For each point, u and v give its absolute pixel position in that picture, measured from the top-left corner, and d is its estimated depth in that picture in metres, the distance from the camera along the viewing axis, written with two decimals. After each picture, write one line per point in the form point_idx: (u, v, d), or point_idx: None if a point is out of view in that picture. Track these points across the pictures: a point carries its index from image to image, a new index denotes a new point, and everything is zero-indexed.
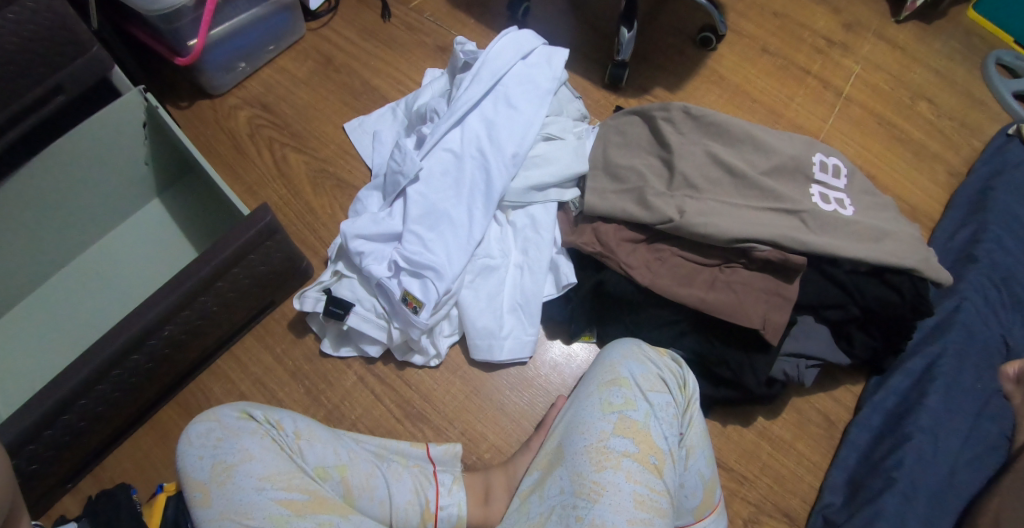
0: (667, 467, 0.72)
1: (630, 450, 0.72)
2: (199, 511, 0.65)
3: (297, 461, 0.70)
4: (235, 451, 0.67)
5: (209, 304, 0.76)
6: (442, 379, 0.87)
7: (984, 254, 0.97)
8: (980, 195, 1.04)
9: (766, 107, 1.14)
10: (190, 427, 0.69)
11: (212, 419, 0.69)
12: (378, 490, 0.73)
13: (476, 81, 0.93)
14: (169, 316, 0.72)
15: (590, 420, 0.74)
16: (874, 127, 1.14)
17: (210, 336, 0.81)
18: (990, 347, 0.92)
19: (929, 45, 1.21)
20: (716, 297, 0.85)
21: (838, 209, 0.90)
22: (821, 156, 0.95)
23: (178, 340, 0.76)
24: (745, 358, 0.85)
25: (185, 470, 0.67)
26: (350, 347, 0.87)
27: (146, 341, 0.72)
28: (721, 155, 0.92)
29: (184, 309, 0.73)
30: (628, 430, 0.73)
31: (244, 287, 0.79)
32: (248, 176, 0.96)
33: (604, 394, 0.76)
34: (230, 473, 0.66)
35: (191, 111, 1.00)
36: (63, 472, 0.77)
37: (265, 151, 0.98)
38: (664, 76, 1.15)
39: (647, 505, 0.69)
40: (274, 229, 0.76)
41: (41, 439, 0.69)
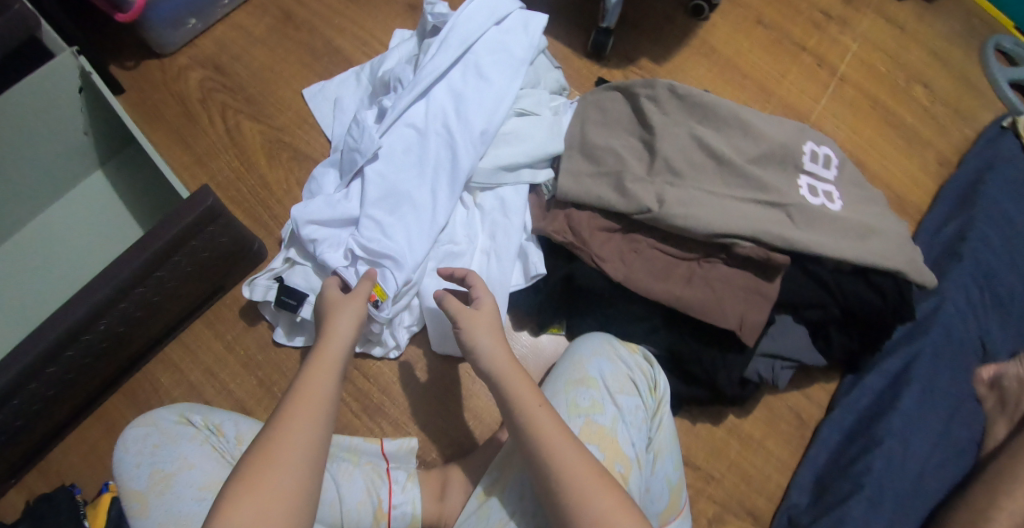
0: (633, 474, 0.69)
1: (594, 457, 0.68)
2: (137, 523, 0.61)
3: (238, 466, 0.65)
4: (172, 458, 0.63)
5: (148, 294, 0.70)
6: (403, 371, 0.83)
7: (969, 252, 0.94)
8: (969, 189, 1.01)
9: (757, 85, 1.08)
10: (126, 431, 0.65)
11: (150, 423, 0.65)
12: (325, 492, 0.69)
13: (444, 47, 0.86)
14: (103, 310, 0.66)
15: None
16: (867, 111, 1.08)
17: (153, 324, 0.76)
18: (967, 349, 0.90)
19: (929, 24, 1.15)
20: (692, 295, 0.81)
21: (825, 203, 0.86)
22: (812, 144, 0.90)
23: (117, 332, 0.71)
24: (720, 358, 0.82)
25: (120, 477, 0.63)
26: (305, 337, 0.81)
27: (79, 337, 0.66)
28: (707, 140, 0.87)
29: (121, 301, 0.68)
30: (593, 436, 0.69)
31: (188, 275, 0.73)
32: (199, 146, 0.89)
33: (571, 396, 0.72)
34: (169, 483, 0.62)
35: (136, 71, 0.92)
36: (0, 470, 0.72)
37: (218, 118, 0.90)
38: (651, 46, 1.08)
39: None
40: (218, 211, 0.70)
41: None
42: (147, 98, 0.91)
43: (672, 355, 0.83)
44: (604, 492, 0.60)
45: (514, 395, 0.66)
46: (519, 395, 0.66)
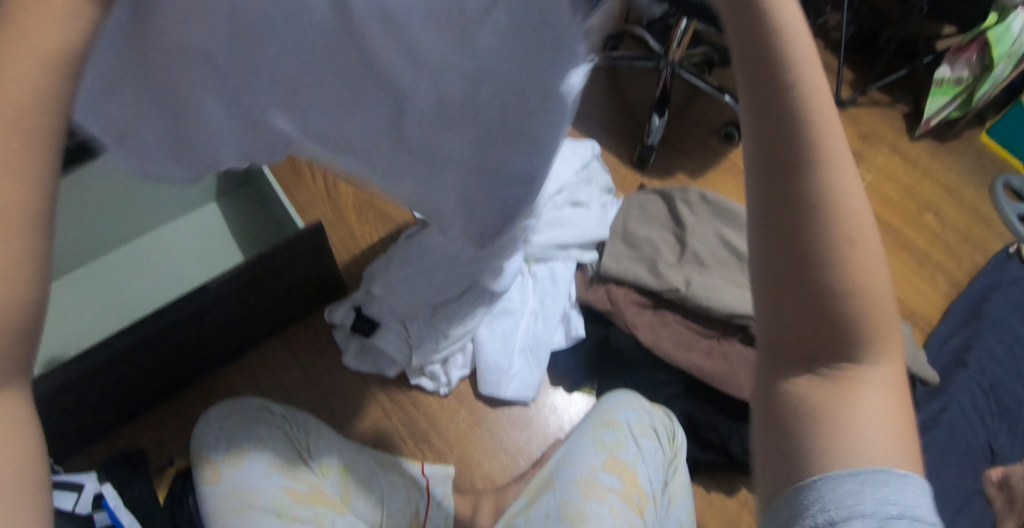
0: (648, 508, 0.78)
1: (615, 487, 0.77)
2: (209, 488, 0.70)
3: (303, 455, 0.76)
4: (250, 435, 0.74)
5: (251, 300, 0.83)
6: (449, 407, 0.93)
7: (974, 360, 1.02)
8: (977, 305, 1.10)
9: None
10: (212, 409, 0.76)
11: (233, 406, 0.76)
12: (373, 494, 0.77)
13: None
14: (214, 305, 0.79)
15: (581, 455, 0.80)
16: (882, 228, 1.20)
17: (243, 330, 0.89)
18: (974, 451, 0.96)
19: (941, 162, 1.30)
20: (711, 365, 0.91)
21: None
22: None
23: (215, 327, 0.83)
24: (733, 427, 0.90)
25: (199, 447, 0.73)
26: (369, 365, 0.94)
27: (189, 324, 0.79)
28: (731, 238, 1.00)
29: (229, 301, 0.80)
30: (616, 469, 0.79)
31: (282, 291, 0.87)
32: (300, 197, 1.07)
33: (598, 434, 0.82)
34: (242, 455, 0.72)
35: None
36: (83, 434, 0.84)
37: (319, 177, 1.09)
38: (688, 161, 1.25)
39: None
40: (321, 244, 0.84)
41: (75, 394, 0.75)
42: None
43: (691, 419, 0.92)
44: (870, 242, 0.41)
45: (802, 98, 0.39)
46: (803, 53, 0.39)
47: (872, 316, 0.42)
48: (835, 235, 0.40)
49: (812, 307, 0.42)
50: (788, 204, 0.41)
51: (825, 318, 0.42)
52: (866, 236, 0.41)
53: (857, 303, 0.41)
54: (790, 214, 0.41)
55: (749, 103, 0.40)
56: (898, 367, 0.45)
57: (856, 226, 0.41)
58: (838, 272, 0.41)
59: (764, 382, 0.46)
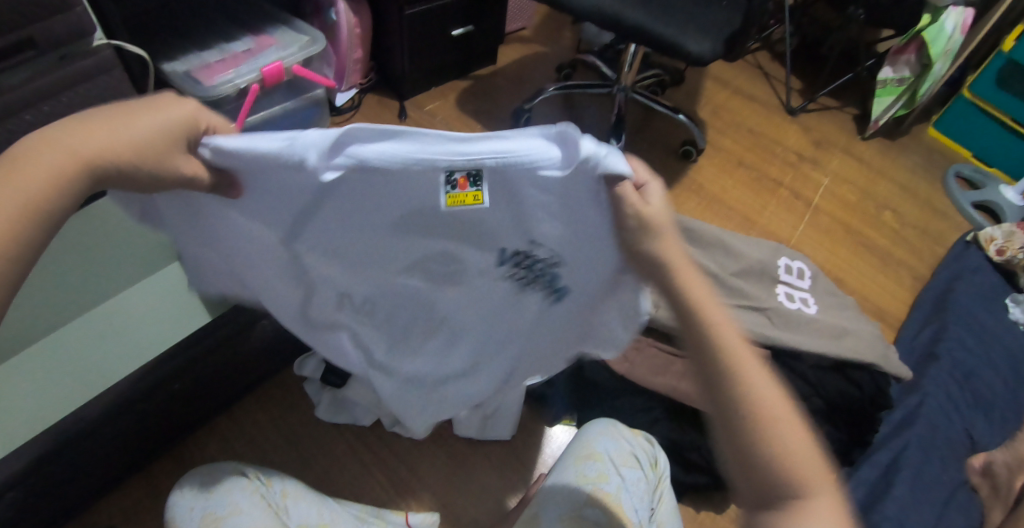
0: None
1: (600, 520, 0.78)
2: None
3: (280, 518, 0.74)
4: (225, 503, 0.72)
5: (222, 363, 0.84)
6: (428, 453, 0.92)
7: (945, 351, 1.03)
8: (942, 296, 1.11)
9: (742, 209, 1.24)
10: (183, 480, 0.74)
11: (206, 474, 0.74)
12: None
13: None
14: (183, 370, 0.79)
15: (564, 490, 0.81)
16: (843, 228, 1.22)
17: (215, 394, 0.88)
18: (954, 443, 0.97)
19: (893, 159, 1.33)
20: (686, 387, 0.93)
21: (802, 307, 0.99)
22: (786, 259, 1.04)
23: (186, 390, 0.82)
24: (715, 446, 0.91)
25: (175, 521, 0.71)
26: (344, 416, 0.94)
27: (159, 390, 0.78)
28: (694, 258, 1.02)
29: (198, 364, 0.81)
30: (601, 502, 0.79)
31: (253, 351, 0.87)
32: None
33: (580, 467, 0.82)
34: (217, 525, 0.70)
35: None
36: (51, 517, 0.80)
37: None
38: None
39: None
40: None
41: (44, 473, 0.73)
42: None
43: (674, 444, 0.93)
44: (791, 418, 0.50)
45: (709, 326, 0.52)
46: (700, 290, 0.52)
47: (820, 488, 0.49)
48: (781, 447, 0.49)
49: (762, 479, 0.49)
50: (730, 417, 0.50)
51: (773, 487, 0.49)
52: (788, 422, 0.50)
53: (795, 465, 0.49)
54: (729, 408, 0.50)
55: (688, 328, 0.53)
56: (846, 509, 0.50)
57: (791, 424, 0.50)
58: (782, 447, 0.49)
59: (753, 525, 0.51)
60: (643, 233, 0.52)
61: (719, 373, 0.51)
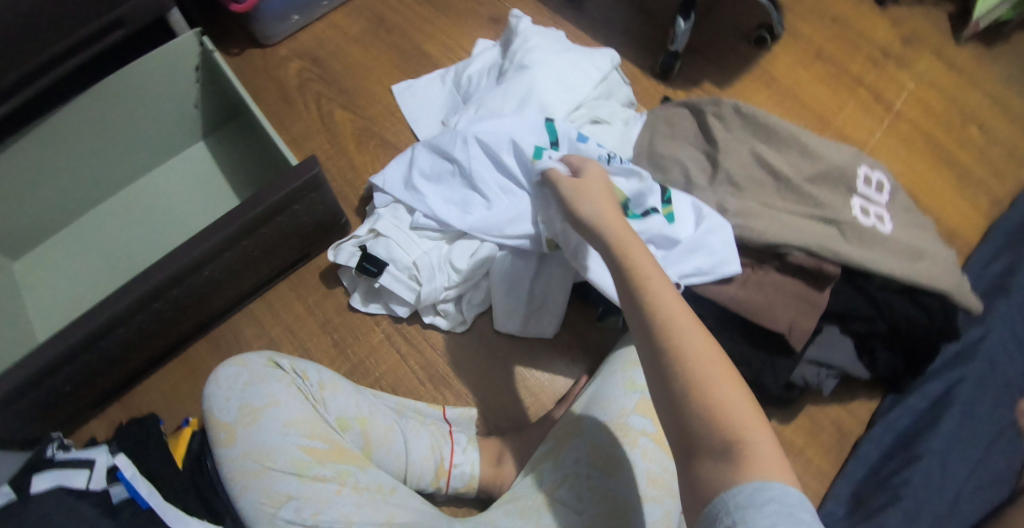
0: None
1: (648, 429, 0.72)
2: (223, 451, 0.69)
3: (318, 409, 0.74)
4: (262, 395, 0.72)
5: (251, 247, 0.78)
6: (465, 345, 0.88)
7: (1017, 286, 0.97)
8: (1021, 227, 1.04)
9: (815, 114, 1.13)
10: (220, 369, 0.73)
11: (242, 364, 0.73)
12: (395, 442, 0.76)
13: (522, 70, 0.93)
14: (210, 256, 0.74)
15: (611, 396, 0.75)
16: (923, 145, 1.12)
17: (245, 280, 0.83)
18: (1011, 380, 0.93)
19: (988, 69, 1.19)
20: (745, 297, 0.85)
21: (877, 224, 0.91)
22: (866, 169, 0.95)
23: (214, 280, 0.77)
24: (767, 360, 0.87)
25: (211, 410, 0.71)
26: (379, 303, 0.88)
27: (185, 279, 0.73)
28: (767, 157, 0.92)
29: (225, 251, 0.75)
30: (649, 410, 0.74)
31: (281, 237, 0.80)
32: (294, 128, 1.00)
33: (629, 373, 0.77)
34: (256, 416, 0.70)
35: (242, 58, 1.04)
36: (93, 398, 0.79)
37: (313, 104, 1.02)
38: (716, 69, 1.13)
39: (658, 483, 0.70)
40: (321, 181, 0.77)
41: (78, 361, 0.71)
42: (251, 81, 1.03)
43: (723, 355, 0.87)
44: (729, 383, 0.56)
45: (651, 302, 0.60)
46: (639, 266, 0.63)
47: (749, 437, 0.54)
48: (706, 389, 0.56)
49: (716, 419, 0.55)
50: (655, 355, 0.59)
51: (714, 441, 0.54)
52: (721, 380, 0.56)
53: (719, 400, 0.56)
54: (652, 352, 0.59)
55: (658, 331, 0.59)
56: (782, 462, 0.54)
57: (707, 354, 0.58)
58: (718, 397, 0.56)
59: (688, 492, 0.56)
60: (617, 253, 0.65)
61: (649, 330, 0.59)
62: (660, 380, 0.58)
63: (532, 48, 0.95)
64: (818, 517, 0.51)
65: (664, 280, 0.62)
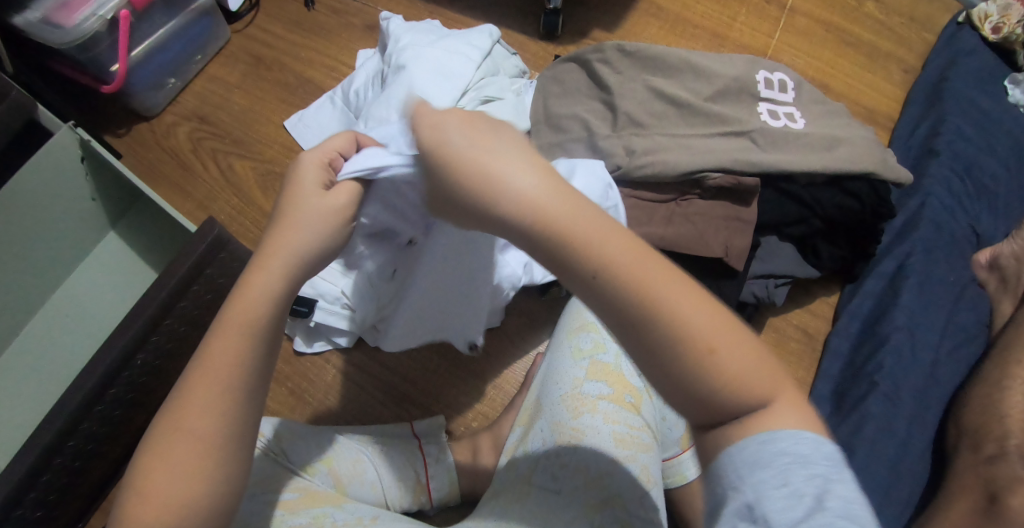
0: (644, 403, 0.74)
1: (604, 392, 0.73)
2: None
3: (280, 461, 0.72)
4: None
5: (178, 324, 0.79)
6: (419, 356, 0.88)
7: (944, 146, 0.96)
8: (936, 87, 1.03)
9: (709, 32, 1.11)
10: None
11: None
12: (366, 474, 0.75)
13: (401, 71, 0.92)
14: (138, 343, 0.74)
15: (563, 369, 0.76)
16: (822, 34, 1.11)
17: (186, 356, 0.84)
18: (960, 240, 0.93)
19: None
20: (674, 233, 0.85)
21: (789, 123, 0.90)
22: (765, 72, 0.94)
23: (155, 364, 0.78)
24: (714, 287, 0.86)
25: None
26: (322, 340, 0.87)
27: (122, 372, 0.74)
28: (662, 88, 0.91)
29: (152, 334, 0.76)
30: (601, 373, 0.74)
31: (205, 305, 0.82)
32: (200, 192, 0.99)
33: (574, 342, 0.77)
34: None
35: (129, 138, 1.02)
36: (71, 513, 0.79)
37: (212, 163, 1.00)
38: (601, 15, 1.11)
39: (627, 441, 0.71)
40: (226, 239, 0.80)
41: (41, 484, 0.70)
42: (145, 159, 1.01)
43: None
44: (731, 341, 0.49)
45: (626, 274, 0.49)
46: (606, 246, 0.49)
47: (769, 393, 0.50)
48: (712, 365, 0.49)
49: (729, 384, 0.49)
50: (639, 337, 0.49)
51: (718, 413, 0.50)
52: (721, 349, 0.49)
53: (728, 365, 0.49)
54: (640, 335, 0.49)
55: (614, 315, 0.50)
56: (797, 397, 0.51)
57: (697, 320, 0.49)
58: (717, 368, 0.49)
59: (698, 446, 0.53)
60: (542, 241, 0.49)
61: (626, 306, 0.49)
62: (655, 363, 0.49)
63: (405, 47, 0.94)
64: (835, 456, 0.49)
65: (630, 248, 0.49)
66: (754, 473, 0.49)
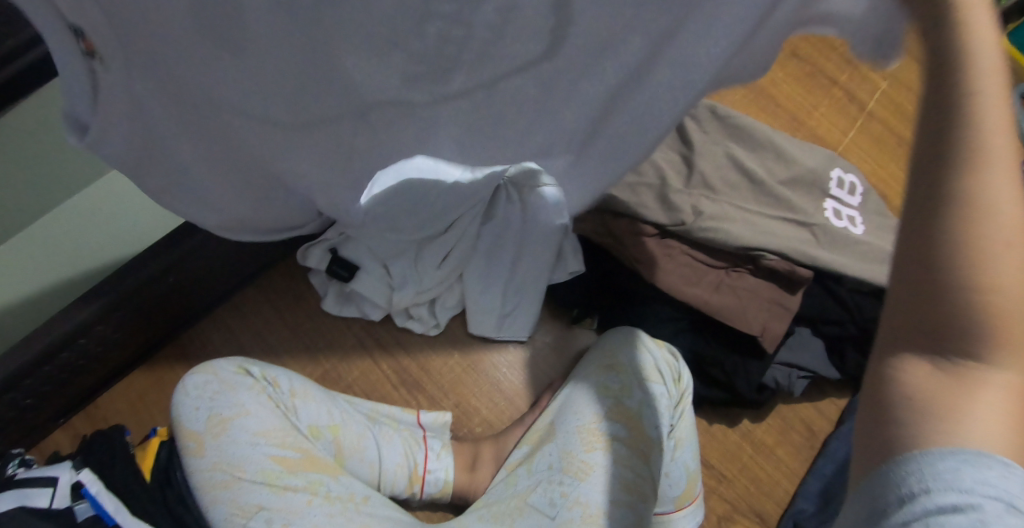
0: (656, 455, 0.74)
1: (619, 435, 0.74)
2: (192, 461, 0.68)
3: (290, 418, 0.73)
4: (231, 405, 0.70)
5: (215, 255, 0.79)
6: (440, 349, 0.89)
7: None
8: None
9: (790, 114, 1.12)
10: (187, 377, 0.71)
11: (211, 372, 0.71)
12: (368, 451, 0.77)
13: None
14: (175, 265, 0.74)
15: (584, 401, 0.77)
16: (894, 146, 1.13)
17: (211, 288, 0.84)
18: None
19: None
20: (718, 300, 0.85)
21: (849, 226, 0.92)
22: (840, 172, 0.96)
23: (181, 284, 0.78)
24: (738, 362, 0.87)
25: (180, 419, 0.70)
26: (353, 309, 0.88)
27: (150, 287, 0.74)
28: (740, 159, 0.92)
29: (186, 260, 0.75)
30: (621, 416, 0.75)
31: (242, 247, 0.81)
32: None
33: (602, 379, 0.78)
34: (226, 426, 0.69)
35: None
36: (58, 407, 0.79)
37: None
38: None
39: (630, 488, 0.71)
40: None
41: (39, 373, 0.70)
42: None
43: (695, 357, 0.89)
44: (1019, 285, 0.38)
45: (983, 199, 0.38)
46: (989, 172, 0.38)
47: (997, 358, 0.38)
48: (982, 278, 0.38)
49: (943, 327, 0.39)
50: (931, 242, 0.39)
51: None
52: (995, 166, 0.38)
53: (995, 330, 0.38)
54: (925, 232, 0.39)
55: (907, 258, 0.40)
56: None
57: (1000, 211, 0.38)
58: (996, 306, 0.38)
59: (879, 362, 0.43)
60: (951, 151, 0.39)
61: (938, 231, 0.39)
62: (924, 271, 0.39)
63: None
64: None
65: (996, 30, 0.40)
66: (941, 486, 0.37)
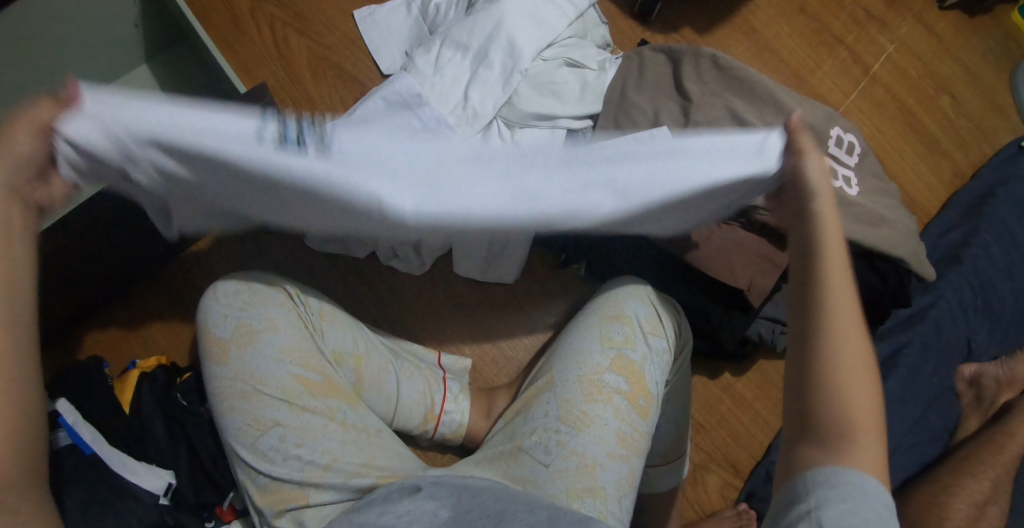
0: (653, 410, 0.76)
1: (622, 388, 0.75)
2: (215, 366, 0.72)
3: (316, 341, 0.76)
4: (261, 317, 0.73)
5: None
6: (424, 290, 0.92)
7: (969, 258, 1.01)
8: (978, 201, 1.06)
9: (792, 71, 1.10)
10: (219, 284, 0.74)
11: (244, 282, 0.74)
12: (386, 385, 0.80)
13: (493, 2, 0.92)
14: None
15: (588, 351, 0.77)
16: (895, 111, 1.11)
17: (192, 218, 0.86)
18: (953, 347, 0.97)
19: (968, 39, 1.16)
20: (706, 252, 0.84)
21: (844, 187, 0.90)
22: (839, 130, 0.93)
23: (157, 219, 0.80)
24: (724, 315, 0.88)
25: (206, 323, 0.73)
26: None
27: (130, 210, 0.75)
28: (740, 112, 0.90)
29: None
30: (624, 369, 0.76)
31: None
32: (246, 58, 0.99)
33: (605, 328, 0.78)
34: (251, 335, 0.72)
35: None
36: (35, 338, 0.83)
37: (268, 30, 1.00)
38: (694, 14, 1.09)
39: (626, 442, 0.74)
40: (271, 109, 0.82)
41: None
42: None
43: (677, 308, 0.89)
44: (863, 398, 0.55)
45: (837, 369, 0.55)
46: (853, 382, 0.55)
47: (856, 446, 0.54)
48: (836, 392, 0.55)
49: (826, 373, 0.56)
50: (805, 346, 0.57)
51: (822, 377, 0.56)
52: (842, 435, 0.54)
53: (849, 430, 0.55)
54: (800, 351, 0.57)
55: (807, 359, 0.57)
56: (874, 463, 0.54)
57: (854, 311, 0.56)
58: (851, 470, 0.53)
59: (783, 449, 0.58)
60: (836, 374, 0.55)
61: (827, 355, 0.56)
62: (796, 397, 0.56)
63: None
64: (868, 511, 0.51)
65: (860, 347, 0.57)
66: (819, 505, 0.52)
